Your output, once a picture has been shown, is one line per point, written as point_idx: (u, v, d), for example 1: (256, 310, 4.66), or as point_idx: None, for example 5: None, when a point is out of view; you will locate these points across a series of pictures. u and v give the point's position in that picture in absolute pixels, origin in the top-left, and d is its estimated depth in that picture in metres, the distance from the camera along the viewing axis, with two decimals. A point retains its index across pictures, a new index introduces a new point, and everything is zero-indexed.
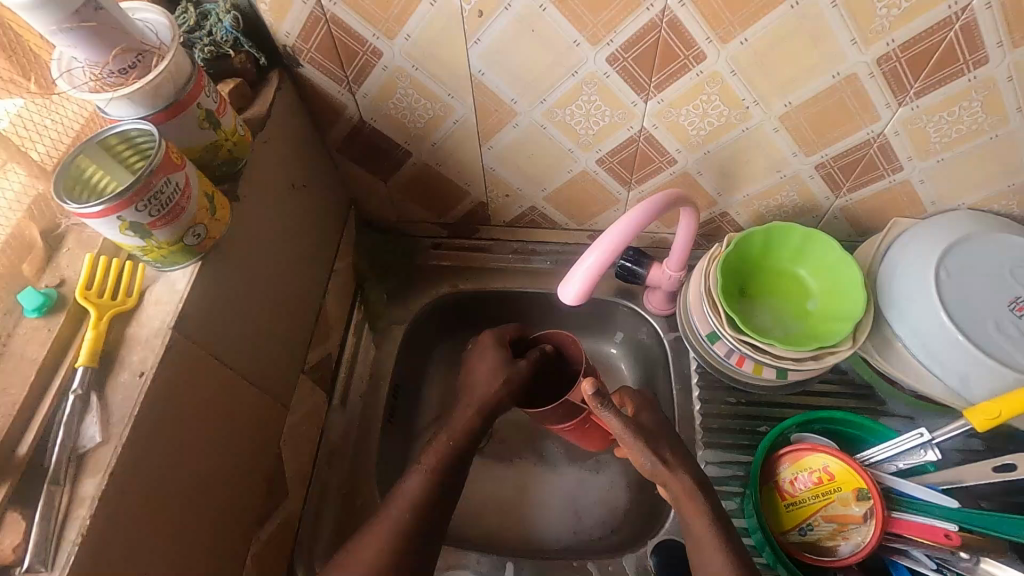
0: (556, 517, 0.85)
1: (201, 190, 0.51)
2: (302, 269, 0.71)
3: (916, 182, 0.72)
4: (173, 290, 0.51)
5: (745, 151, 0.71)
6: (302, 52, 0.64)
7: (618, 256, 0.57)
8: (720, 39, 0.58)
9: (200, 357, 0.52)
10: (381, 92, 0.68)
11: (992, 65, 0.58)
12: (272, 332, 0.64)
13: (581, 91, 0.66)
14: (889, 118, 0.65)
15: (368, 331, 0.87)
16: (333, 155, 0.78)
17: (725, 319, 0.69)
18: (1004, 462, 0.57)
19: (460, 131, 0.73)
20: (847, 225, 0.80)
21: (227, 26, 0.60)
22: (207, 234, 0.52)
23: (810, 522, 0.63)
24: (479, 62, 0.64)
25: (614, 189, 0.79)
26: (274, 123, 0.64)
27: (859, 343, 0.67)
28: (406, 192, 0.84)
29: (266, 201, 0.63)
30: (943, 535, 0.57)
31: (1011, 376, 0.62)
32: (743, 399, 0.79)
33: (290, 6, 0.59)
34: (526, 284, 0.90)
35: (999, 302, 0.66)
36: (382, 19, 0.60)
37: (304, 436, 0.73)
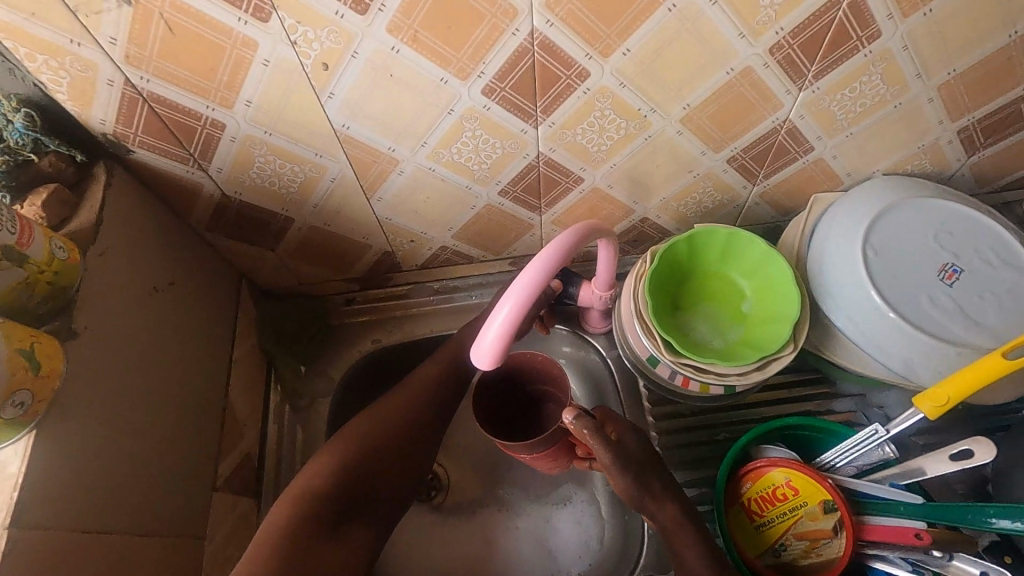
0: (529, 563, 0.81)
1: (13, 346, 0.41)
2: (188, 378, 0.62)
3: (830, 158, 0.69)
4: (4, 474, 0.42)
5: (652, 158, 0.66)
6: (127, 138, 0.54)
7: (536, 298, 0.50)
8: (600, 53, 0.52)
9: (59, 543, 0.43)
10: (237, 163, 0.59)
11: (886, 37, 0.54)
12: (161, 465, 0.55)
13: (463, 128, 0.58)
14: (791, 104, 0.61)
15: (290, 413, 0.79)
16: (204, 235, 0.69)
17: (662, 344, 0.65)
18: (960, 449, 0.54)
19: (341, 187, 0.65)
20: (769, 209, 0.77)
21: (18, 127, 0.50)
22: (35, 398, 0.43)
23: (782, 542, 0.60)
24: (340, 116, 0.55)
25: (525, 215, 0.73)
26: (111, 227, 0.54)
27: (801, 345, 0.64)
28: (300, 256, 0.76)
29: (120, 321, 0.53)
30: (914, 536, 0.55)
31: (952, 352, 0.61)
32: (698, 409, 0.76)
33: (94, 91, 0.49)
34: (454, 325, 0.84)
35: (928, 274, 0.65)
36: (211, 90, 0.51)
37: (233, 556, 0.65)
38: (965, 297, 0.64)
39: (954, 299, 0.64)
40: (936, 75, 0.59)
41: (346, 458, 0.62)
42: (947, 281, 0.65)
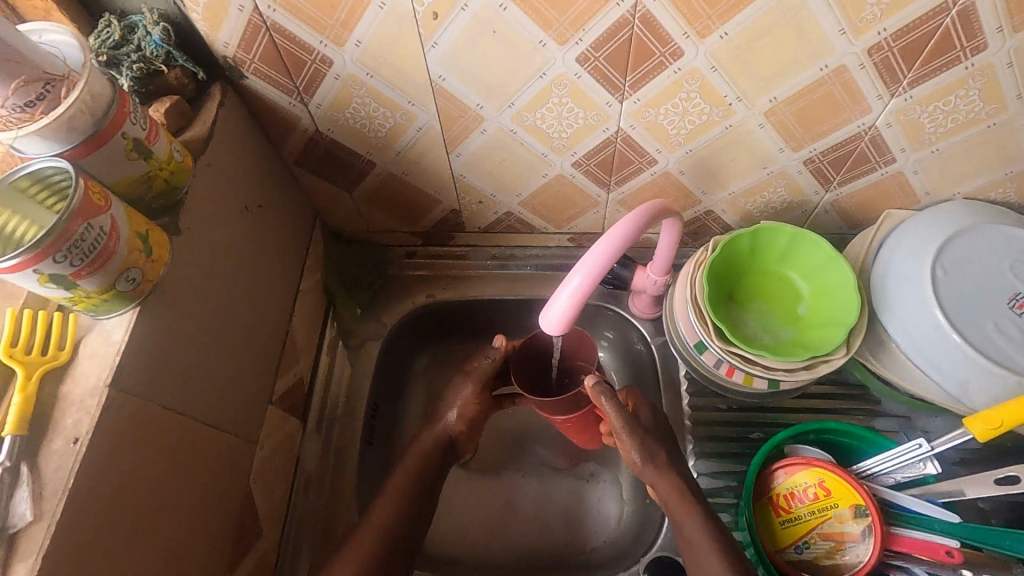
0: (545, 531, 0.83)
1: (131, 228, 0.46)
2: (262, 296, 0.66)
3: (910, 173, 0.68)
4: (109, 341, 0.46)
5: (729, 148, 0.67)
6: (244, 63, 0.58)
7: (605, 273, 0.53)
8: (698, 33, 0.53)
9: (145, 411, 0.48)
10: (335, 101, 0.63)
11: (992, 52, 0.54)
12: (230, 368, 0.60)
13: (551, 94, 0.61)
14: (881, 110, 0.60)
15: (342, 349, 0.83)
16: (291, 168, 0.73)
17: (713, 330, 0.66)
18: (1006, 474, 0.55)
19: (425, 138, 0.68)
20: (838, 219, 0.77)
21: (155, 39, 0.54)
22: (143, 278, 0.47)
23: (807, 540, 0.60)
24: (439, 67, 0.58)
25: (592, 191, 0.75)
26: (218, 143, 0.59)
27: (853, 350, 0.64)
28: (373, 203, 0.80)
29: (213, 230, 0.58)
30: (944, 552, 0.55)
31: (1011, 380, 0.60)
32: (734, 405, 0.75)
33: (225, 15, 0.54)
34: (505, 291, 0.86)
35: (997, 301, 0.63)
36: (328, 26, 0.55)
37: (277, 469, 0.70)
38: None
39: None
40: None
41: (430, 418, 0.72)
42: (1017, 311, 0.63)
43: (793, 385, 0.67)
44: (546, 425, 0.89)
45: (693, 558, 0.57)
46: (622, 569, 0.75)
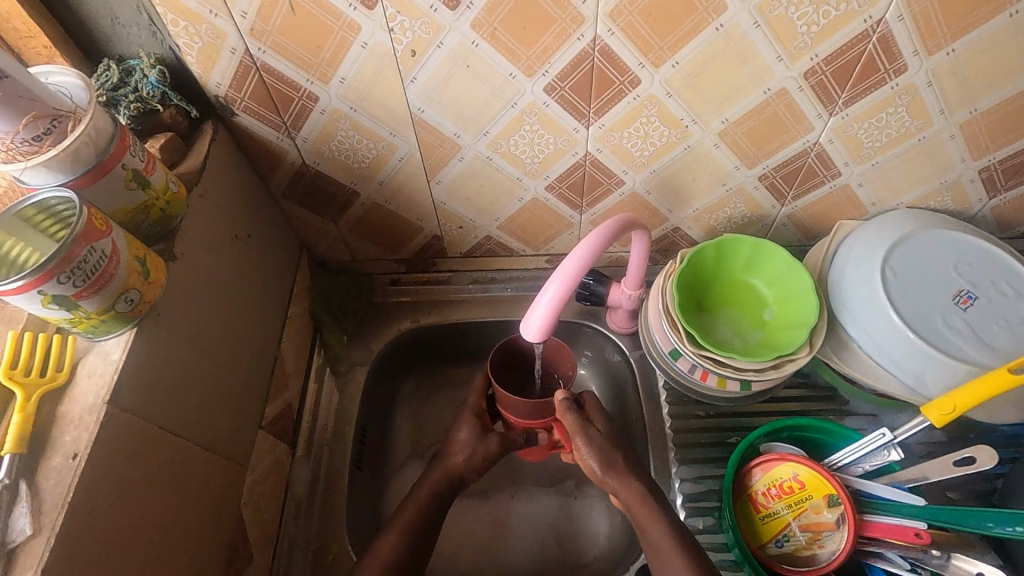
0: (537, 548, 0.83)
1: (131, 253, 0.48)
2: (251, 321, 0.68)
3: (856, 185, 0.74)
4: (107, 361, 0.48)
5: (690, 168, 0.72)
6: (235, 101, 0.62)
7: (579, 280, 0.56)
8: (652, 63, 0.59)
9: (140, 429, 0.49)
10: (320, 135, 0.67)
11: (912, 72, 0.60)
12: (221, 390, 0.61)
13: (523, 121, 0.65)
14: (822, 127, 0.66)
15: (330, 375, 0.84)
16: (278, 200, 0.77)
17: (685, 336, 0.69)
18: (964, 456, 0.59)
19: (406, 167, 0.72)
20: (795, 230, 0.82)
21: (152, 81, 0.58)
22: (141, 298, 0.49)
23: (785, 533, 0.63)
24: (418, 100, 0.63)
25: (566, 213, 0.79)
26: (210, 175, 0.62)
27: (817, 348, 0.68)
28: (358, 232, 0.83)
29: (206, 256, 0.60)
30: (913, 534, 0.57)
31: (963, 369, 0.64)
32: (712, 411, 0.77)
33: (218, 57, 0.58)
34: (488, 313, 0.89)
35: (944, 298, 0.68)
36: (314, 64, 0.59)
37: (266, 494, 0.70)
38: (978, 322, 0.67)
39: (969, 323, 0.67)
40: (958, 113, 0.65)
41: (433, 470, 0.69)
42: (962, 306, 0.68)
43: (765, 386, 0.71)
44: None
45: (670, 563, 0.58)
46: None
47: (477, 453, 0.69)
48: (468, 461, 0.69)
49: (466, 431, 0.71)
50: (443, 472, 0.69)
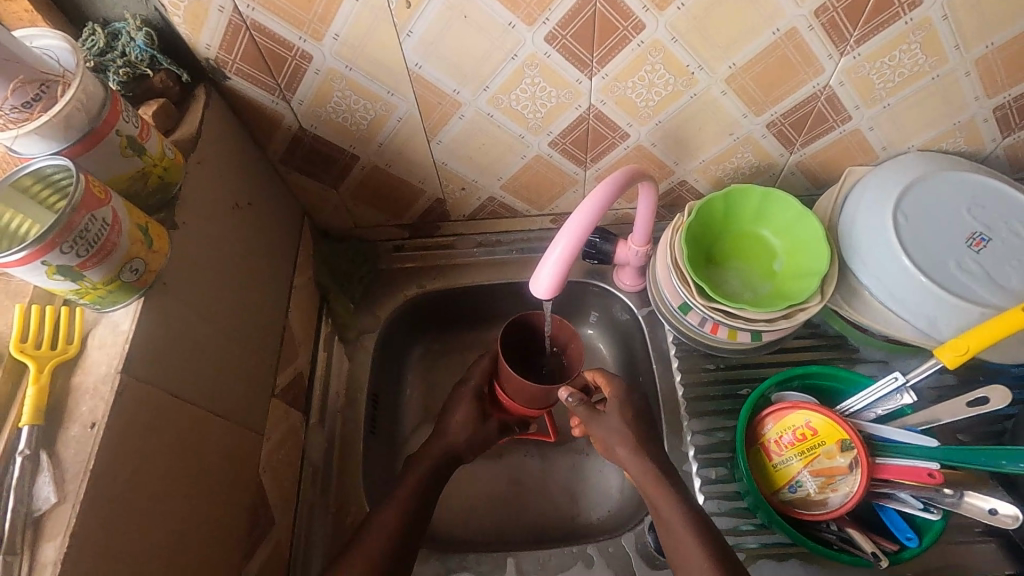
0: (551, 504, 0.84)
1: (132, 222, 0.48)
2: (257, 290, 0.68)
3: (866, 130, 0.72)
4: (117, 331, 0.48)
5: (696, 118, 0.70)
6: (226, 64, 0.60)
7: (587, 236, 0.55)
8: (657, 6, 0.57)
9: (155, 398, 0.49)
10: (316, 97, 0.65)
11: (927, 6, 0.58)
12: (232, 359, 0.61)
13: (523, 74, 0.63)
14: (833, 69, 0.64)
15: (338, 343, 0.84)
16: (276, 167, 0.75)
17: (695, 289, 0.69)
18: (977, 397, 0.59)
19: (406, 128, 0.70)
20: (804, 180, 0.81)
21: (140, 44, 0.56)
22: (146, 268, 0.49)
23: (799, 479, 0.63)
24: (415, 55, 0.61)
25: (570, 169, 0.78)
26: (206, 142, 0.60)
27: (827, 297, 0.68)
28: (359, 197, 0.82)
29: (208, 226, 0.59)
30: (926, 475, 0.58)
31: (976, 312, 0.64)
32: (723, 365, 0.77)
33: (205, 16, 0.56)
34: (493, 275, 0.89)
35: (957, 242, 0.67)
36: (307, 21, 0.57)
37: (283, 460, 0.71)
38: (992, 264, 0.66)
39: (982, 266, 0.66)
40: (974, 48, 0.63)
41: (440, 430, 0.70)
42: (975, 248, 0.67)
43: (775, 336, 0.71)
44: None
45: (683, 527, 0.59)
46: (627, 530, 0.73)
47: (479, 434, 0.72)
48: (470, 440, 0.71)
49: (461, 413, 0.72)
50: (441, 449, 0.70)
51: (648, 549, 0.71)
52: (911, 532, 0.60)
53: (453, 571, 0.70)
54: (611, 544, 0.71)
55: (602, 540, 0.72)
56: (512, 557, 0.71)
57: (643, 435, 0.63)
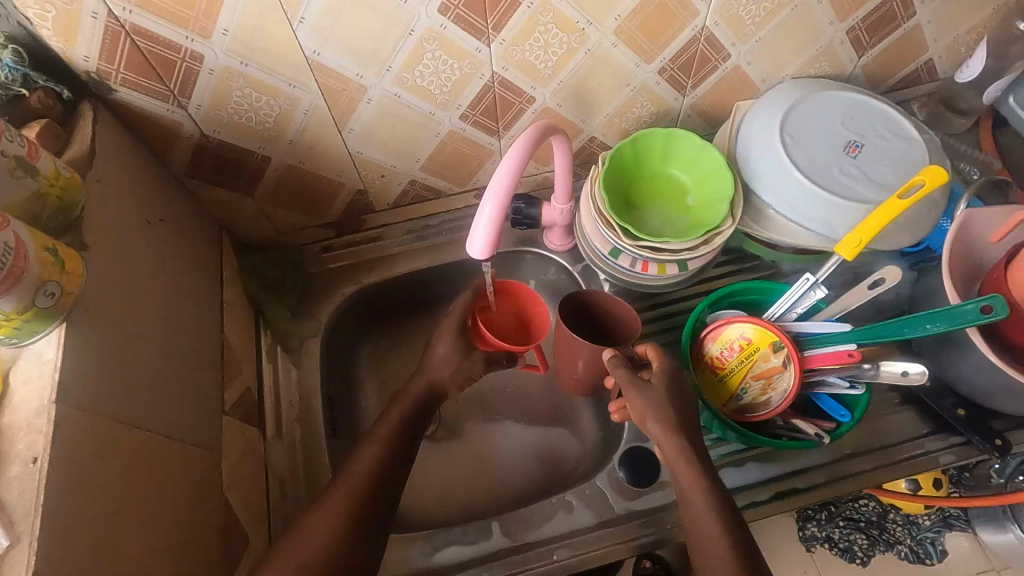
0: (523, 468, 0.86)
1: (38, 245, 0.45)
2: (186, 309, 0.65)
3: (745, 65, 0.79)
4: (43, 362, 0.45)
5: (594, 73, 0.74)
6: (110, 75, 0.57)
7: (514, 190, 0.58)
8: None
9: (98, 426, 0.46)
10: (214, 100, 0.64)
11: None
12: (173, 380, 0.59)
13: (424, 49, 0.65)
14: (706, 11, 0.70)
15: (283, 353, 0.82)
16: (184, 181, 0.72)
17: (621, 232, 0.73)
18: (875, 279, 0.66)
19: (314, 120, 0.70)
20: (700, 120, 0.87)
21: (8, 62, 0.53)
22: (63, 291, 0.46)
23: (743, 387, 0.69)
24: (312, 43, 0.61)
25: (485, 141, 0.80)
26: (102, 159, 0.57)
27: (738, 218, 0.74)
28: (278, 201, 0.80)
29: (121, 246, 0.57)
30: (846, 356, 0.64)
31: (862, 209, 0.72)
32: (658, 301, 0.82)
33: (78, 25, 0.53)
34: (428, 258, 0.89)
35: (836, 151, 0.75)
36: (191, 18, 0.55)
37: (247, 477, 0.69)
38: (868, 166, 0.75)
39: (860, 169, 0.74)
40: None
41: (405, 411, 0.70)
42: (852, 155, 0.75)
43: (700, 263, 0.76)
44: (500, 374, 0.93)
45: (679, 443, 0.62)
46: (599, 471, 0.76)
47: (462, 369, 0.74)
48: (454, 375, 0.73)
49: (444, 346, 0.74)
50: (426, 381, 0.72)
51: (621, 484, 0.74)
52: (844, 409, 0.68)
53: (441, 547, 0.71)
54: (587, 487, 0.74)
55: (578, 485, 0.75)
56: (497, 521, 0.72)
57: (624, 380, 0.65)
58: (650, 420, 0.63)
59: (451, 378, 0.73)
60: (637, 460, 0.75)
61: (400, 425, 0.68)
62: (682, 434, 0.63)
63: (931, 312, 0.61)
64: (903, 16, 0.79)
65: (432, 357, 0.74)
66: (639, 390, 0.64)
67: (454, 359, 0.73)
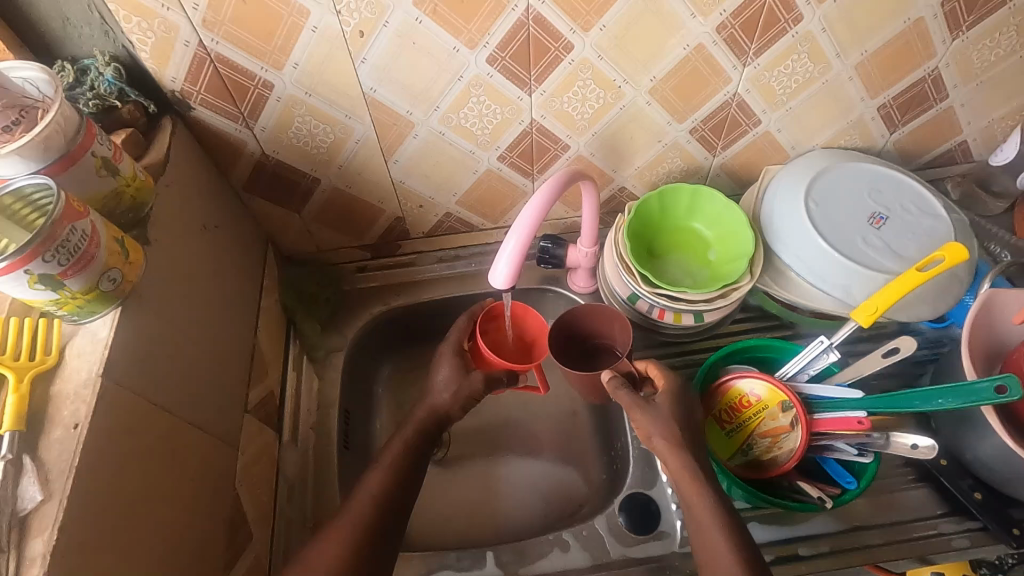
0: (524, 504, 0.87)
1: (109, 235, 0.50)
2: (226, 310, 0.70)
3: (775, 131, 0.82)
4: (96, 339, 0.50)
5: (627, 127, 0.78)
6: (192, 95, 0.65)
7: (538, 229, 0.61)
8: (582, 28, 0.65)
9: (134, 403, 0.51)
10: (278, 123, 0.70)
11: (808, 21, 0.69)
12: (204, 372, 0.63)
13: (470, 94, 0.70)
14: (738, 79, 0.74)
15: (307, 363, 0.86)
16: (240, 194, 0.79)
17: (640, 279, 0.76)
18: (890, 348, 0.65)
19: (364, 149, 0.76)
20: (729, 180, 0.90)
21: (108, 78, 0.60)
22: (123, 278, 0.51)
23: (750, 442, 0.69)
24: (370, 80, 0.67)
25: (519, 182, 0.84)
26: (174, 166, 0.64)
27: (756, 276, 0.76)
28: (321, 220, 0.86)
29: (178, 245, 0.62)
30: (856, 423, 0.64)
31: (883, 279, 0.72)
32: (673, 349, 0.84)
33: (172, 51, 0.60)
34: (454, 288, 0.93)
35: (860, 221, 0.77)
36: (268, 52, 0.62)
37: (258, 476, 0.72)
38: (892, 238, 0.76)
39: (884, 240, 0.76)
40: (852, 55, 0.74)
41: (415, 430, 0.72)
42: (876, 226, 0.77)
43: (716, 316, 0.78)
44: (512, 408, 0.94)
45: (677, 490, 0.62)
46: (599, 514, 0.76)
47: (462, 389, 0.74)
48: (455, 398, 0.74)
49: (445, 370, 0.76)
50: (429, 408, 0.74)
51: (619, 529, 0.74)
52: (851, 476, 0.66)
53: (434, 570, 0.72)
54: (584, 528, 0.74)
55: (576, 525, 0.75)
56: (491, 551, 0.73)
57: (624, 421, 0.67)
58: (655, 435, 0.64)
59: (451, 400, 0.74)
60: (638, 507, 0.75)
61: (408, 442, 0.71)
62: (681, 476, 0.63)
63: (945, 388, 0.60)
64: (935, 98, 0.81)
65: (435, 384, 0.76)
66: (646, 407, 0.66)
67: (453, 381, 0.75)
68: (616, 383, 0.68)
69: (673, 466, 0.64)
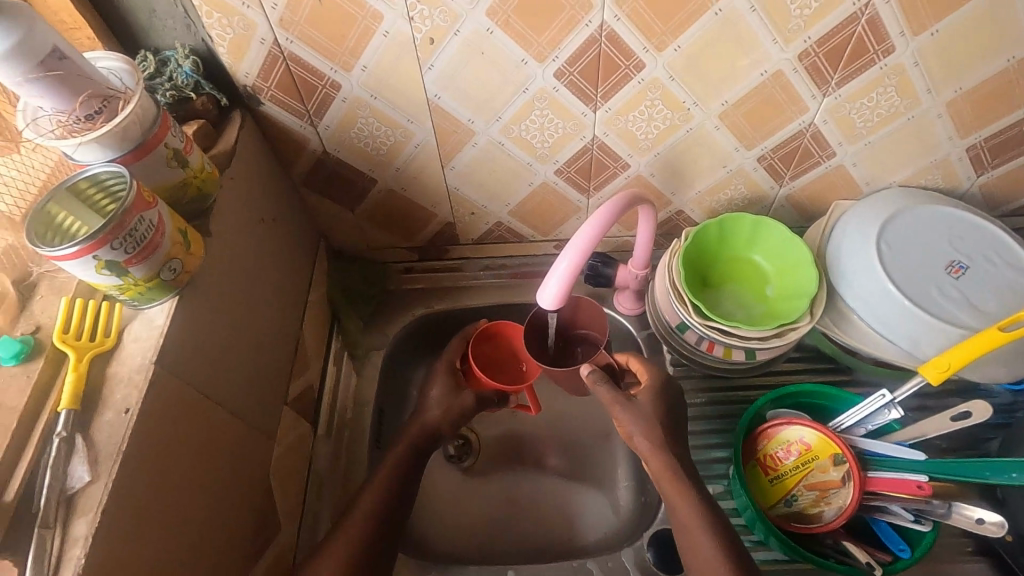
0: (549, 523, 0.85)
1: (174, 225, 0.52)
2: (276, 302, 0.71)
3: (850, 165, 0.78)
4: (152, 326, 0.51)
5: (691, 150, 0.76)
6: (262, 90, 0.66)
7: (592, 252, 0.59)
8: (655, 48, 0.63)
9: (182, 391, 0.52)
10: (341, 123, 0.71)
11: (899, 53, 0.65)
12: (250, 363, 0.64)
13: (533, 107, 0.69)
14: (816, 109, 0.70)
15: (348, 358, 0.87)
16: (299, 188, 0.80)
17: (692, 309, 0.73)
18: (960, 411, 0.61)
19: (422, 154, 0.76)
20: (793, 211, 0.86)
21: (187, 70, 0.62)
22: (183, 268, 0.53)
23: (794, 493, 0.65)
24: (435, 87, 0.67)
25: (574, 197, 0.83)
26: (239, 159, 0.65)
27: (818, 317, 0.72)
28: (374, 219, 0.86)
29: (236, 236, 0.64)
30: (915, 486, 0.60)
31: (956, 334, 0.68)
32: (719, 384, 0.80)
33: (248, 47, 0.62)
34: (499, 297, 0.92)
35: (937, 269, 0.72)
36: (339, 54, 0.63)
37: (291, 468, 0.73)
38: (970, 290, 0.71)
39: (962, 292, 0.70)
40: (945, 92, 0.69)
41: None
42: (954, 276, 0.72)
43: (769, 355, 0.74)
44: (545, 424, 0.93)
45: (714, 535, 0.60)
46: (626, 546, 0.74)
47: (453, 407, 0.74)
48: (445, 414, 0.74)
49: (439, 388, 0.77)
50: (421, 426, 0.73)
51: (646, 564, 0.72)
52: (904, 543, 0.62)
53: None
54: (610, 559, 0.73)
55: (602, 554, 0.73)
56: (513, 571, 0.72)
57: (663, 459, 0.64)
58: (691, 488, 0.62)
59: (441, 417, 0.74)
60: (668, 544, 0.73)
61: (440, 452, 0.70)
62: (720, 521, 0.60)
63: None
64: None
65: (466, 401, 0.75)
66: None
67: (444, 399, 0.75)
68: (598, 376, 0.66)
69: (712, 510, 0.61)
